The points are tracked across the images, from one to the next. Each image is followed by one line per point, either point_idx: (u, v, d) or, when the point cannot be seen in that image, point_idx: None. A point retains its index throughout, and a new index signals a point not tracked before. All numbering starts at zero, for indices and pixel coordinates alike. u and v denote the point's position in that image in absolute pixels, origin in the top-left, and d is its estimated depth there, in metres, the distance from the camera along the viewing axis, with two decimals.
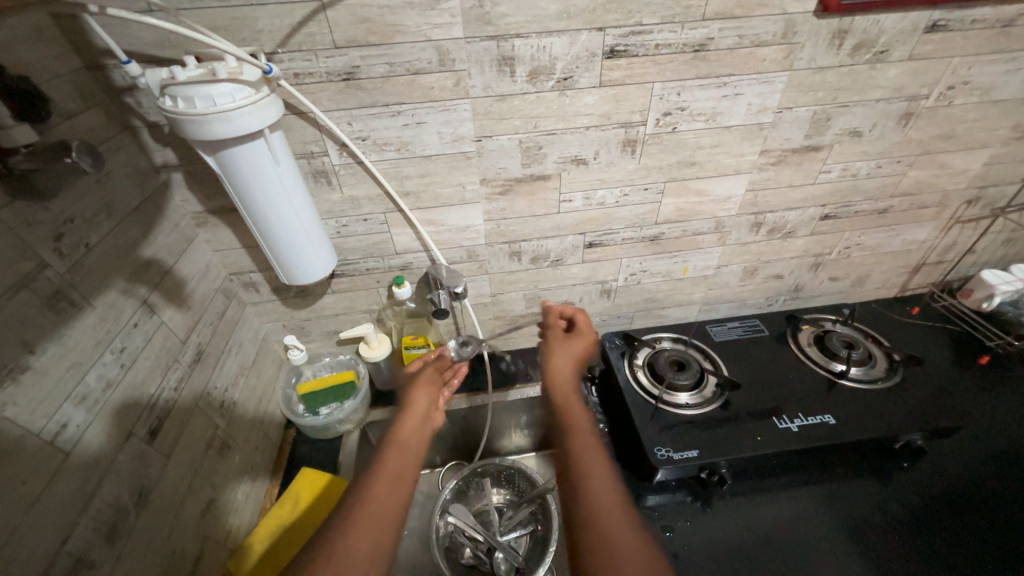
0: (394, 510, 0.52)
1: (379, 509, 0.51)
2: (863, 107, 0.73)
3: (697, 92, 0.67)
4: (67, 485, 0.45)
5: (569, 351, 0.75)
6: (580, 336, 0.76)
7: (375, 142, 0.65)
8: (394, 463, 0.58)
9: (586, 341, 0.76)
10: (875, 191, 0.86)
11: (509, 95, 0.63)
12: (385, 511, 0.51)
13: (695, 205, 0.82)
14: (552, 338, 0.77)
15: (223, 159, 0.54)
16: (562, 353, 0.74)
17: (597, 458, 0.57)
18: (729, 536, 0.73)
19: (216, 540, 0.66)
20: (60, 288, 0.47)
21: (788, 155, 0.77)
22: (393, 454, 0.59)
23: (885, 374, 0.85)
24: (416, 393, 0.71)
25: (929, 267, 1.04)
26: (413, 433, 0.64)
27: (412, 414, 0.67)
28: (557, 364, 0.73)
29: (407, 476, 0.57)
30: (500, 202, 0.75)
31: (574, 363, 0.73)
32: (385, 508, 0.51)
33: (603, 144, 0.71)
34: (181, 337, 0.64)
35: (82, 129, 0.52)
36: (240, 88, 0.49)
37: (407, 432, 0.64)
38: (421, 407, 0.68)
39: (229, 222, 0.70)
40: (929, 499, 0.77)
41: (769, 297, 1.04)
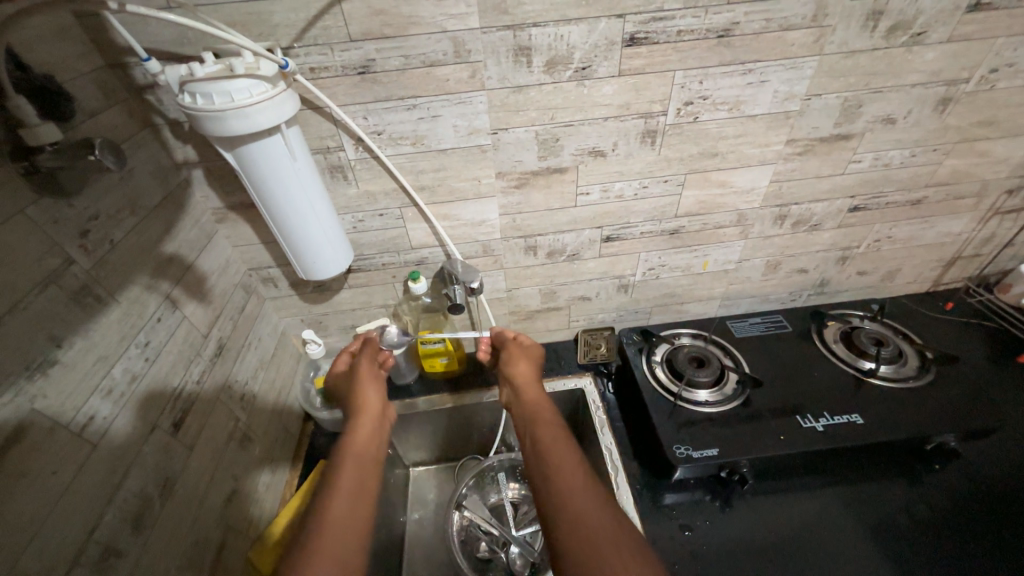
0: (361, 524, 0.48)
1: (341, 524, 0.47)
2: (898, 92, 0.69)
3: (720, 79, 0.64)
4: (93, 476, 0.46)
5: (526, 356, 0.75)
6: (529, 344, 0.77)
7: (391, 136, 0.65)
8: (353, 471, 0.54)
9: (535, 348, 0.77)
10: (909, 181, 0.82)
11: (526, 87, 0.62)
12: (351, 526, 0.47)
13: (717, 197, 0.79)
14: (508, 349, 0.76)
15: (241, 156, 0.54)
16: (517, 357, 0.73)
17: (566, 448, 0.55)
18: (750, 537, 0.71)
19: (238, 530, 0.67)
20: (86, 283, 0.48)
21: (816, 144, 0.74)
22: (349, 461, 0.55)
23: (917, 372, 0.81)
24: (364, 389, 0.67)
25: (964, 261, 1.00)
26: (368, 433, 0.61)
27: (365, 414, 0.63)
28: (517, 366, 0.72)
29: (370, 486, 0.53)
30: (516, 196, 0.74)
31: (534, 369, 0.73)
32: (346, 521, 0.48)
33: (622, 135, 0.69)
34: (202, 332, 0.65)
35: (105, 127, 0.53)
36: (257, 82, 0.49)
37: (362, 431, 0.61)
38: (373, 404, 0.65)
39: (248, 217, 0.71)
40: (962, 503, 0.73)
41: (793, 292, 1.00)
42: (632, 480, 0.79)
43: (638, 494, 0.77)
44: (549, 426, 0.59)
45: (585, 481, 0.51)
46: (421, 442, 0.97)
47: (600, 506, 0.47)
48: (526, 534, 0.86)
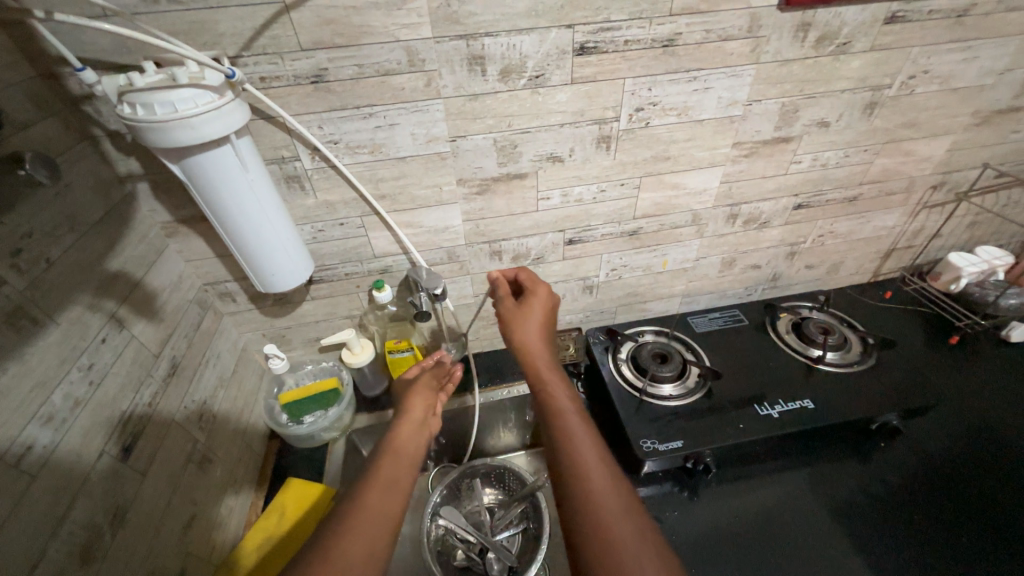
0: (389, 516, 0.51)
1: (372, 512, 0.51)
2: (830, 97, 0.75)
3: (668, 87, 0.68)
4: (33, 509, 0.43)
5: (532, 315, 0.69)
6: (535, 295, 0.71)
7: (348, 145, 0.64)
8: (389, 469, 0.57)
9: (542, 299, 0.71)
10: (845, 179, 0.88)
11: (482, 95, 0.63)
12: (383, 518, 0.51)
13: (672, 198, 0.83)
14: (507, 309, 0.71)
15: (189, 167, 0.52)
16: (524, 318, 0.69)
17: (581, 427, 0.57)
18: (716, 523, 0.74)
19: (199, 557, 0.64)
20: (19, 305, 0.45)
21: (760, 146, 0.78)
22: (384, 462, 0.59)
23: (861, 357, 0.87)
24: (411, 402, 0.71)
25: (899, 252, 1.08)
26: (410, 439, 0.64)
27: (406, 423, 0.67)
28: (524, 333, 0.68)
29: (401, 483, 0.57)
30: (478, 202, 0.75)
31: (542, 331, 0.69)
32: (379, 518, 0.51)
33: (578, 141, 0.71)
34: (153, 352, 0.62)
35: (38, 140, 0.51)
36: (202, 93, 0.48)
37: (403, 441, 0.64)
38: (416, 419, 0.68)
39: (201, 231, 0.69)
40: (906, 478, 0.79)
41: (748, 287, 1.06)
42: None
43: None
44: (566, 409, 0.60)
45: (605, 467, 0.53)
46: None
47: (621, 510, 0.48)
48: (502, 538, 0.87)
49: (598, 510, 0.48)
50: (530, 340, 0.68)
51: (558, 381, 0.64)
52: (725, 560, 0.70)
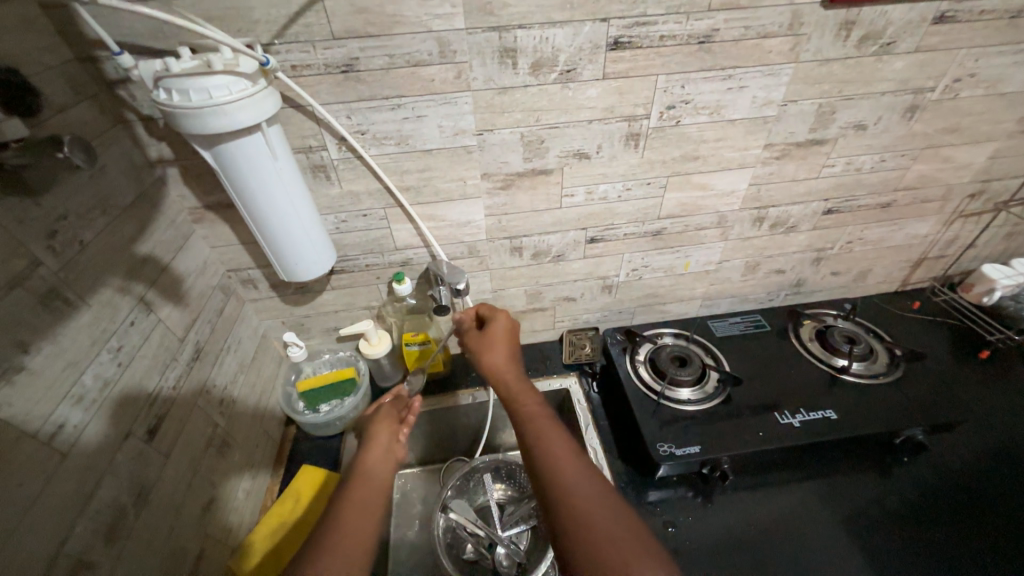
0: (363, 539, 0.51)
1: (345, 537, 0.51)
2: (869, 99, 0.72)
3: (701, 84, 0.66)
4: (63, 488, 0.44)
5: (498, 339, 0.69)
6: (496, 319, 0.71)
7: (375, 136, 0.64)
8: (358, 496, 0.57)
9: (504, 323, 0.71)
10: (878, 185, 0.86)
11: (512, 88, 0.62)
12: (360, 545, 0.50)
13: (698, 199, 0.81)
14: (472, 340, 0.71)
15: (220, 155, 0.53)
16: (489, 342, 0.69)
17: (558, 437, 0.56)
18: (730, 530, 0.73)
19: (216, 539, 0.65)
20: (54, 286, 0.46)
21: (793, 148, 0.76)
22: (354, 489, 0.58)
23: (887, 369, 0.85)
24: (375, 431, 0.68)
25: (930, 262, 1.04)
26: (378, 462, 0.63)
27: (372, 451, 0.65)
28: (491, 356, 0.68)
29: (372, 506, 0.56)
30: (501, 197, 0.74)
31: (509, 351, 0.68)
32: (354, 550, 0.49)
33: (607, 138, 0.70)
34: (179, 336, 0.63)
35: (74, 123, 0.51)
36: (236, 80, 0.48)
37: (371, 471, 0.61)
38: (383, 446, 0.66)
39: (227, 217, 0.69)
40: (928, 494, 0.77)
41: (770, 292, 1.03)
42: (618, 479, 0.79)
43: (623, 492, 0.78)
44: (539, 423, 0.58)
45: (589, 479, 0.51)
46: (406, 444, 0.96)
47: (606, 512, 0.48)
48: (512, 534, 0.87)
49: (586, 521, 0.47)
50: (498, 362, 0.67)
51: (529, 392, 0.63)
52: (739, 569, 0.69)
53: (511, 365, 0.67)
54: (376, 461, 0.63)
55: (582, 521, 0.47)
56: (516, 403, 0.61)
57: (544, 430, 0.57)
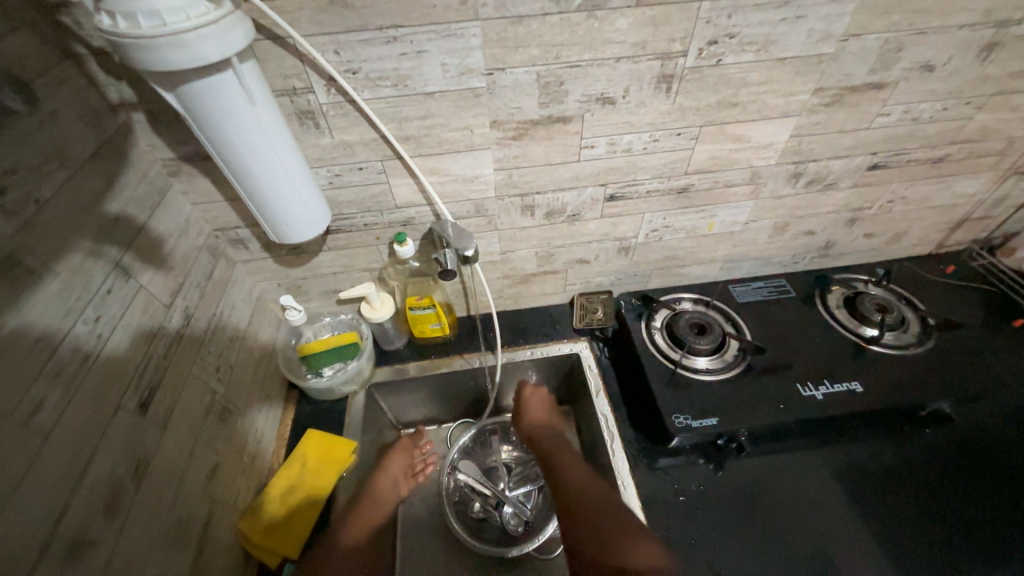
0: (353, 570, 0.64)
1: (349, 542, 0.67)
2: (943, 34, 0.62)
3: (751, 14, 0.56)
4: (50, 465, 0.41)
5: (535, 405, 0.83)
6: (534, 394, 0.85)
7: (368, 76, 0.55)
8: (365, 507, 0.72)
9: (540, 393, 0.85)
10: (934, 137, 0.76)
11: (527, 17, 0.53)
12: None
13: (732, 152, 0.72)
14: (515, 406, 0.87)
15: (187, 96, 0.45)
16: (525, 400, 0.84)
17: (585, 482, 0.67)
18: (741, 498, 0.72)
19: (224, 504, 0.65)
20: (9, 251, 0.40)
21: (846, 94, 0.67)
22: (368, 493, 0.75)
23: (918, 339, 0.80)
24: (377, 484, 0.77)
25: (971, 224, 0.97)
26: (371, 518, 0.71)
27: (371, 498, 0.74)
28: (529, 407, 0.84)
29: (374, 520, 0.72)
30: (512, 148, 0.66)
31: (545, 411, 0.83)
32: None
33: (635, 80, 0.60)
34: (164, 301, 0.58)
35: (10, 56, 0.43)
36: (194, 1, 0.39)
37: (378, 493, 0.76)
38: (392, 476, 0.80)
39: (207, 170, 0.62)
40: (949, 467, 0.73)
41: (796, 255, 0.97)
42: (628, 447, 0.78)
43: (633, 460, 0.76)
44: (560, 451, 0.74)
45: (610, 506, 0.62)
46: (410, 406, 0.95)
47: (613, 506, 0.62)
48: (518, 494, 0.87)
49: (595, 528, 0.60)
50: (533, 414, 0.82)
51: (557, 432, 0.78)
52: (748, 536, 0.68)
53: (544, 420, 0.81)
54: (383, 482, 0.78)
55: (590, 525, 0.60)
56: (543, 442, 0.76)
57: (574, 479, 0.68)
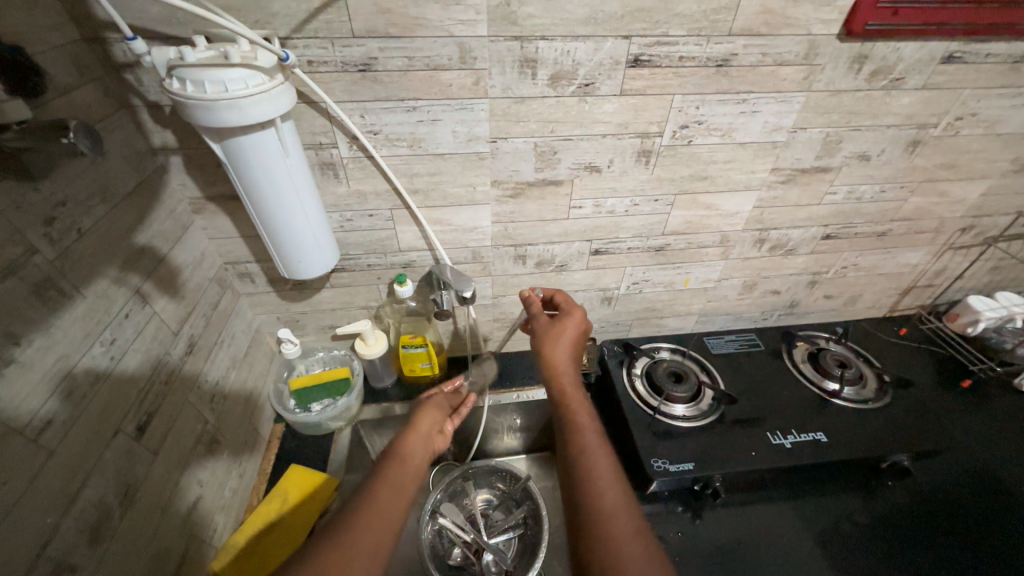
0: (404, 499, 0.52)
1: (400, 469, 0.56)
2: (874, 132, 0.74)
3: (716, 106, 0.66)
4: (48, 487, 0.42)
5: (562, 334, 0.66)
6: (569, 315, 0.68)
7: (387, 137, 0.63)
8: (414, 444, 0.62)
9: (577, 321, 0.67)
10: (876, 214, 0.88)
11: (529, 98, 0.62)
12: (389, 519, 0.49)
13: (703, 218, 0.82)
14: (540, 325, 0.68)
15: (230, 148, 0.51)
16: (556, 337, 0.65)
17: (603, 462, 0.52)
18: (718, 547, 0.73)
19: (200, 540, 0.63)
20: (48, 275, 0.44)
21: (798, 174, 0.78)
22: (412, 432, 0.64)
23: (876, 395, 0.87)
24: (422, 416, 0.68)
25: (918, 290, 1.07)
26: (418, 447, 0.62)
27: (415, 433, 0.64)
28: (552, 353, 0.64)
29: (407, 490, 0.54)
30: (509, 205, 0.74)
31: (571, 354, 0.65)
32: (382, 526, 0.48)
33: (619, 153, 0.70)
34: (172, 329, 0.61)
35: (78, 105, 0.49)
36: (253, 74, 0.46)
37: (411, 452, 0.60)
38: (425, 431, 0.65)
39: (228, 209, 0.67)
40: (908, 521, 0.76)
41: (764, 311, 1.05)
42: None
43: None
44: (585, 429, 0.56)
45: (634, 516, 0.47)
46: None
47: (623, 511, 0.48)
48: (498, 541, 0.84)
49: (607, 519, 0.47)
50: (557, 355, 0.64)
51: (579, 398, 0.60)
52: None
53: (570, 364, 0.63)
54: (415, 446, 0.61)
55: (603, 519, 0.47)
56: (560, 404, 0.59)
57: (590, 452, 0.53)
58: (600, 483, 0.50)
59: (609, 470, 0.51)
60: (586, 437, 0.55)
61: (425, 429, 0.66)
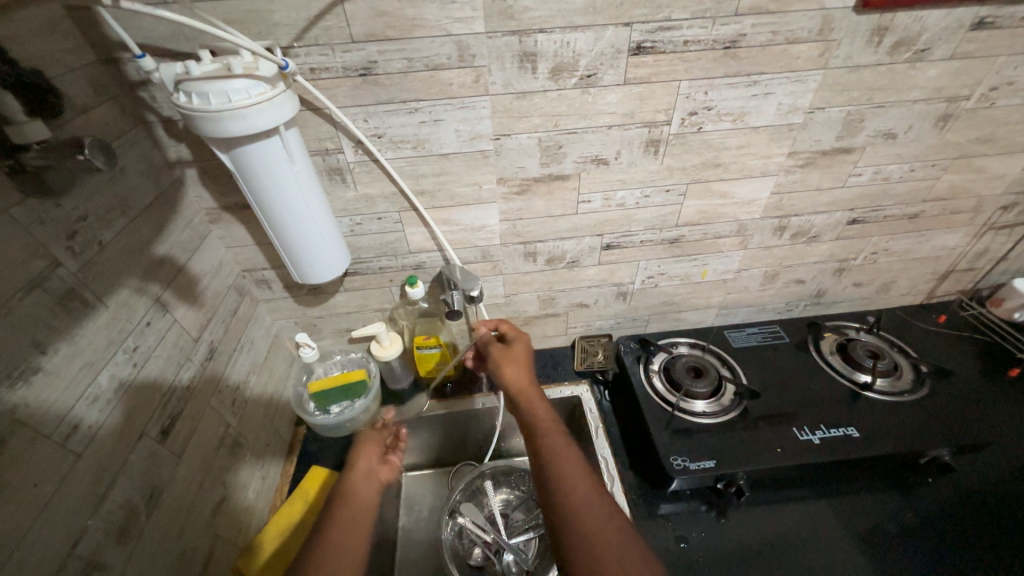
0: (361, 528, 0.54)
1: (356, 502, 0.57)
2: (900, 107, 0.69)
3: (726, 91, 0.64)
4: (77, 489, 0.44)
5: (515, 355, 0.69)
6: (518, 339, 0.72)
7: (392, 139, 0.63)
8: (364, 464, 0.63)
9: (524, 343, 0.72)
10: (907, 195, 0.83)
11: (530, 93, 0.61)
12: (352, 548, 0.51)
13: (718, 207, 0.79)
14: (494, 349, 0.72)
15: (238, 157, 0.52)
16: (509, 356, 0.69)
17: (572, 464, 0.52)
18: (744, 547, 0.70)
19: (225, 538, 0.65)
20: (72, 287, 0.46)
21: (818, 157, 0.74)
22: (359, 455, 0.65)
23: (912, 386, 0.82)
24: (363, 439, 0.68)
25: (958, 275, 1.01)
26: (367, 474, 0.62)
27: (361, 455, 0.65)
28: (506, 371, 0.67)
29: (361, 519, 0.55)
30: (517, 202, 0.73)
31: (528, 372, 0.67)
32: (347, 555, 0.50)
33: (626, 144, 0.68)
34: (193, 335, 0.63)
35: (96, 124, 0.51)
36: (255, 83, 0.47)
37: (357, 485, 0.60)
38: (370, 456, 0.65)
39: (243, 218, 0.69)
40: (952, 521, 0.71)
41: (789, 302, 1.01)
42: (628, 490, 0.77)
43: (634, 504, 0.76)
44: (548, 432, 0.56)
45: (610, 512, 0.48)
46: (409, 449, 0.94)
47: (598, 509, 0.48)
48: (519, 541, 0.83)
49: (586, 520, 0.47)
50: (511, 371, 0.67)
51: (540, 405, 0.61)
52: None
53: (524, 376, 0.66)
54: (358, 479, 0.61)
55: (580, 519, 0.47)
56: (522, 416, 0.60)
57: (559, 453, 0.53)
58: (575, 487, 0.50)
59: (583, 473, 0.51)
60: (552, 439, 0.55)
61: (366, 463, 0.64)
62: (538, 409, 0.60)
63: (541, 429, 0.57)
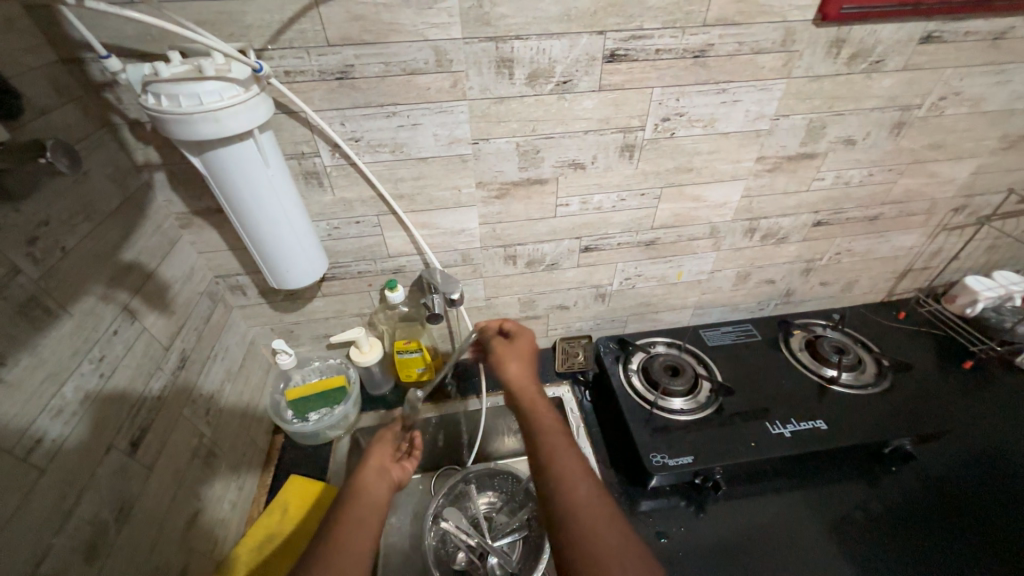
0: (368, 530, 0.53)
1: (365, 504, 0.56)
2: (858, 115, 0.73)
3: (696, 98, 0.66)
4: (41, 504, 0.42)
5: (518, 353, 0.69)
6: (521, 336, 0.71)
7: (369, 143, 0.63)
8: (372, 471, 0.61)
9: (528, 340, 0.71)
10: (867, 198, 0.87)
11: (507, 98, 0.62)
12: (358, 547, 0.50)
13: (691, 210, 0.82)
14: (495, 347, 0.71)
15: (210, 160, 0.51)
16: (513, 354, 0.68)
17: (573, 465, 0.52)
18: (721, 540, 0.72)
19: (200, 553, 0.63)
20: (34, 295, 0.44)
21: (784, 162, 0.77)
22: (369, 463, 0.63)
23: (875, 380, 0.86)
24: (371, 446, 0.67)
25: (915, 273, 1.06)
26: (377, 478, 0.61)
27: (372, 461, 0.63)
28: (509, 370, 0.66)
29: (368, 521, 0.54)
30: (496, 206, 0.74)
31: (529, 370, 0.67)
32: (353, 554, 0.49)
33: (601, 149, 0.70)
34: (163, 344, 0.61)
35: (58, 126, 0.50)
36: (228, 86, 0.47)
37: (367, 488, 0.59)
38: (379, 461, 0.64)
39: (216, 223, 0.68)
40: (913, 507, 0.75)
41: (760, 301, 1.05)
42: (610, 489, 0.79)
43: (616, 502, 0.77)
44: (550, 434, 0.56)
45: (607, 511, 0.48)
46: None
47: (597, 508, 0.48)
48: (504, 544, 0.82)
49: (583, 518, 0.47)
50: (515, 371, 0.66)
51: (543, 408, 0.61)
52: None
53: (527, 377, 0.65)
54: (370, 480, 0.60)
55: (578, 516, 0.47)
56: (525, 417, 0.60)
57: (561, 454, 0.53)
58: (571, 482, 0.50)
59: (581, 469, 0.52)
60: (555, 440, 0.55)
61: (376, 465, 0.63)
62: (536, 408, 0.61)
63: (543, 431, 0.57)
